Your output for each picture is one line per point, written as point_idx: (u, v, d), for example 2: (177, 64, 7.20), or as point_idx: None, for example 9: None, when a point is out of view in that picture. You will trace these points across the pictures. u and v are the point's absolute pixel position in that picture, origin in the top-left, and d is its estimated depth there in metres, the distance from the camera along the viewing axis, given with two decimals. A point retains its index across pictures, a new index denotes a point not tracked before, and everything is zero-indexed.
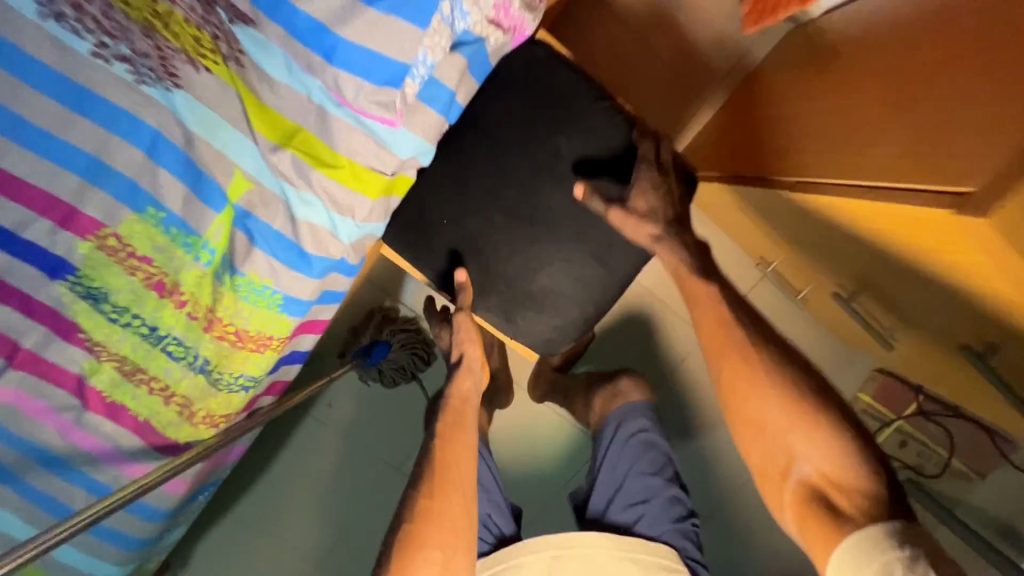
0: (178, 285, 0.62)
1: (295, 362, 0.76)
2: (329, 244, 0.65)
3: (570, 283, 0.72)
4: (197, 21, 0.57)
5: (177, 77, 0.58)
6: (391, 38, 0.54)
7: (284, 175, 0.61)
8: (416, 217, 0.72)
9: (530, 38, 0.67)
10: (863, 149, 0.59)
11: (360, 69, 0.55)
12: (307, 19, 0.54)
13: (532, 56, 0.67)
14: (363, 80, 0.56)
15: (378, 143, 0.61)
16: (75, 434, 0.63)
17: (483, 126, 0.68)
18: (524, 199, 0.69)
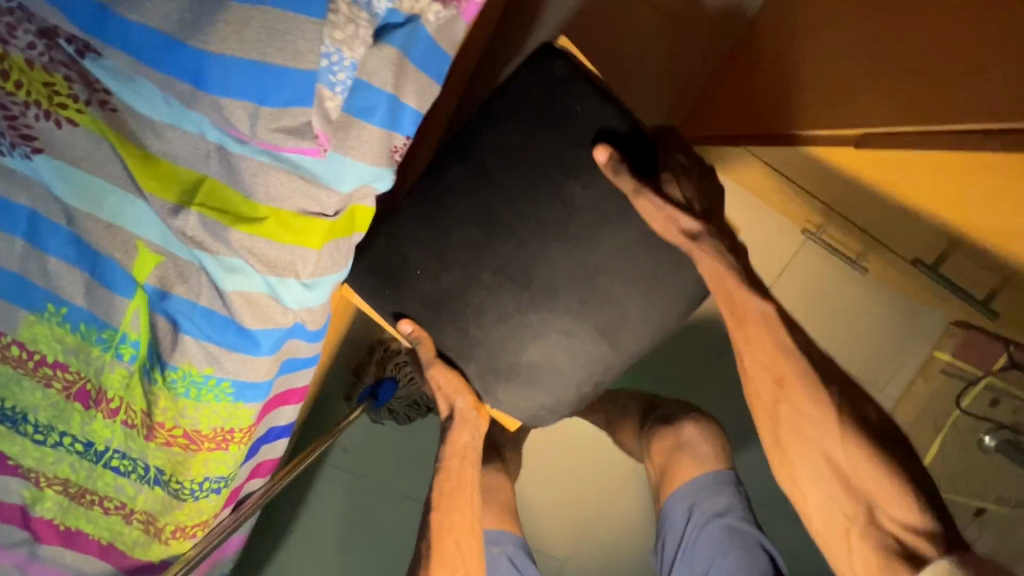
0: (104, 391, 0.52)
1: (279, 438, 0.66)
2: (274, 314, 0.50)
3: (569, 359, 0.57)
4: (41, 62, 0.42)
5: (33, 137, 0.43)
6: (279, 37, 0.38)
7: (194, 241, 0.46)
8: (388, 260, 0.58)
9: (553, 50, 0.54)
10: (914, 82, 0.44)
11: (247, 89, 0.38)
12: (149, 32, 0.36)
13: (548, 74, 0.53)
14: (256, 105, 0.39)
15: (307, 180, 0.46)
16: (34, 568, 0.56)
17: (467, 153, 0.55)
18: (517, 255, 0.55)
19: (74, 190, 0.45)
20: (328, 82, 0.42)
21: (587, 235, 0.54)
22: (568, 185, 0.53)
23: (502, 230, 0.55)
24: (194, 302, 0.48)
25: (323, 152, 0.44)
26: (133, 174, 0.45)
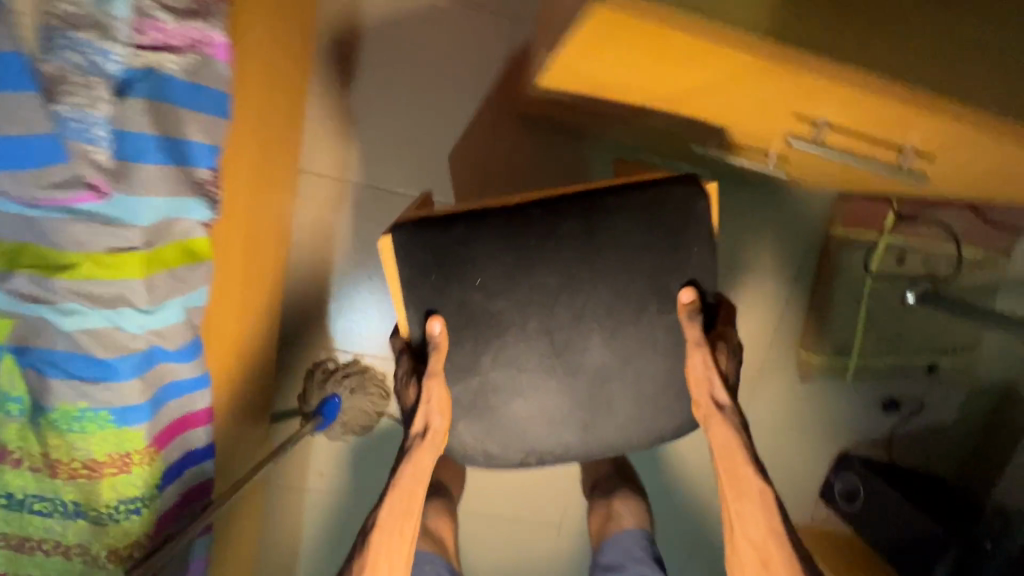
0: (5, 446, 0.61)
1: (203, 462, 0.74)
2: (125, 341, 0.60)
3: (541, 411, 0.81)
4: None
5: None
6: (8, 116, 0.48)
7: (31, 297, 0.56)
8: (448, 287, 0.74)
9: (697, 190, 0.77)
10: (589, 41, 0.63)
11: (11, 161, 0.49)
12: None
13: (663, 232, 0.76)
14: (20, 170, 0.50)
15: (104, 221, 0.55)
16: None
17: (504, 295, 0.75)
18: (563, 328, 0.77)
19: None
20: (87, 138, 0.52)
21: (617, 322, 0.78)
22: (645, 310, 0.78)
23: (566, 296, 0.76)
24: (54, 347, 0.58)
25: (105, 194, 0.54)
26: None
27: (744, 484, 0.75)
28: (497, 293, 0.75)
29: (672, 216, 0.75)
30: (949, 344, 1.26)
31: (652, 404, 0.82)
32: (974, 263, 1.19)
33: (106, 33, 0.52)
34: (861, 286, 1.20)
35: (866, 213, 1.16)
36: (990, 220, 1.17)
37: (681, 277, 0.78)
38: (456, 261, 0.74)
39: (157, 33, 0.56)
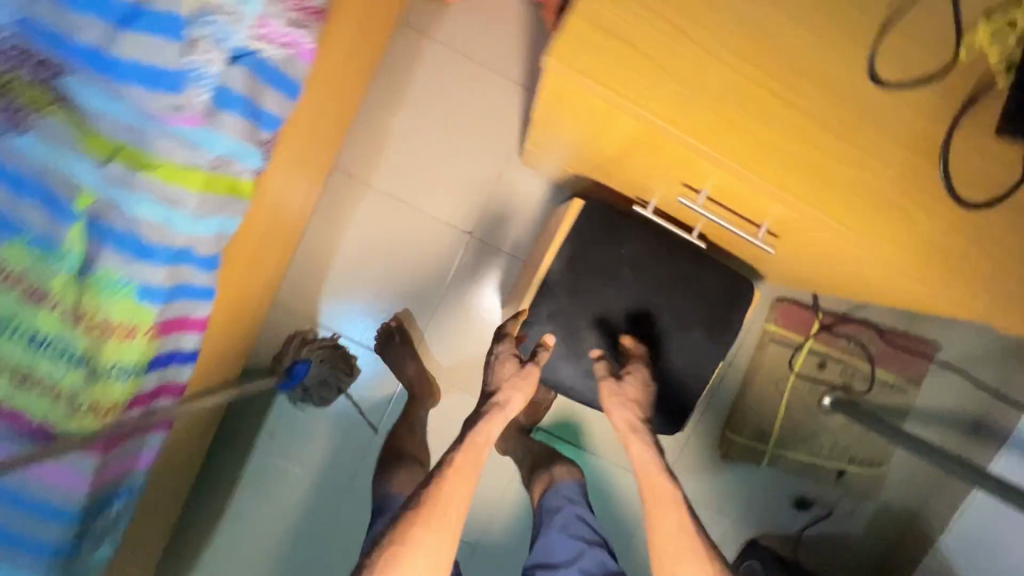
0: (45, 291, 0.72)
1: (182, 362, 0.92)
2: (168, 234, 0.78)
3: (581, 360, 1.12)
4: (34, 80, 0.68)
5: (23, 123, 0.68)
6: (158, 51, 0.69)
7: (117, 180, 0.74)
8: (599, 239, 1.07)
9: (748, 284, 1.10)
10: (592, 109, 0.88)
11: (146, 81, 0.70)
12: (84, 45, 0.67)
13: (736, 285, 1.09)
14: (152, 90, 0.70)
15: (189, 144, 0.75)
16: None
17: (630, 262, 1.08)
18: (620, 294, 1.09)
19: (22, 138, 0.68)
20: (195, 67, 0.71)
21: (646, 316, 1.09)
22: (689, 328, 1.10)
23: (659, 291, 1.09)
24: (111, 223, 0.75)
25: (197, 123, 0.74)
26: (68, 133, 0.71)
27: (659, 490, 1.03)
28: (639, 261, 1.07)
29: (725, 282, 1.09)
30: (859, 454, 1.39)
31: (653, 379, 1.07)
32: (883, 383, 1.36)
33: (240, 21, 0.73)
34: (783, 380, 1.35)
35: (793, 317, 1.33)
36: (899, 347, 1.36)
37: (719, 325, 1.10)
38: (618, 232, 1.07)
39: (271, 32, 0.77)
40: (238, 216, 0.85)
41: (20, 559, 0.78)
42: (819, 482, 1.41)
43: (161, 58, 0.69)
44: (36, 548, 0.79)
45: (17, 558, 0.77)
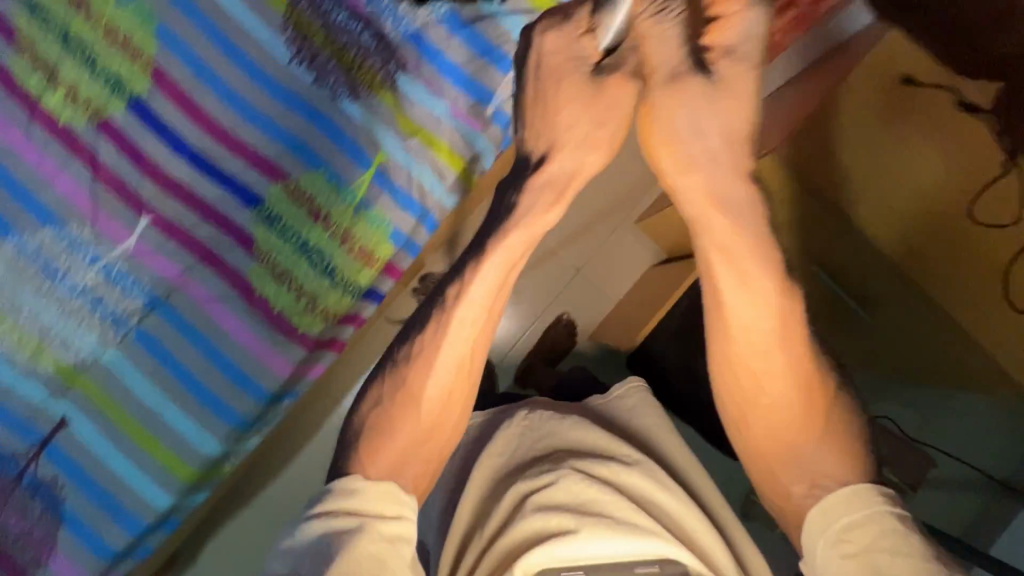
0: (328, 213, 0.98)
1: (374, 301, 1.03)
2: (427, 197, 1.01)
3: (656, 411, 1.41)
4: (377, 71, 0.99)
5: (359, 97, 1.00)
6: (488, 76, 0.99)
7: (411, 151, 1.00)
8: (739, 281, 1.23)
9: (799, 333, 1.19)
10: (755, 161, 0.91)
11: (470, 91, 1.00)
12: (446, 58, 0.99)
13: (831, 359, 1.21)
14: (468, 97, 1.00)
15: (464, 138, 1.01)
16: (215, 309, 0.97)
17: None
18: None
19: (359, 110, 1.00)
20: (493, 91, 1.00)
21: None
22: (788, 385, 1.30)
23: None
24: (391, 177, 1.00)
25: (477, 126, 1.01)
26: (390, 111, 1.00)
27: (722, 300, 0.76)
28: None
29: None
30: None
31: None
32: None
33: None
34: None
35: None
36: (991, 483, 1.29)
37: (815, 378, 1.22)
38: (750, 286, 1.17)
39: None
40: (453, 199, 1.03)
41: (215, 421, 0.97)
42: None
43: (483, 80, 0.99)
44: (228, 417, 0.98)
45: (213, 418, 0.97)
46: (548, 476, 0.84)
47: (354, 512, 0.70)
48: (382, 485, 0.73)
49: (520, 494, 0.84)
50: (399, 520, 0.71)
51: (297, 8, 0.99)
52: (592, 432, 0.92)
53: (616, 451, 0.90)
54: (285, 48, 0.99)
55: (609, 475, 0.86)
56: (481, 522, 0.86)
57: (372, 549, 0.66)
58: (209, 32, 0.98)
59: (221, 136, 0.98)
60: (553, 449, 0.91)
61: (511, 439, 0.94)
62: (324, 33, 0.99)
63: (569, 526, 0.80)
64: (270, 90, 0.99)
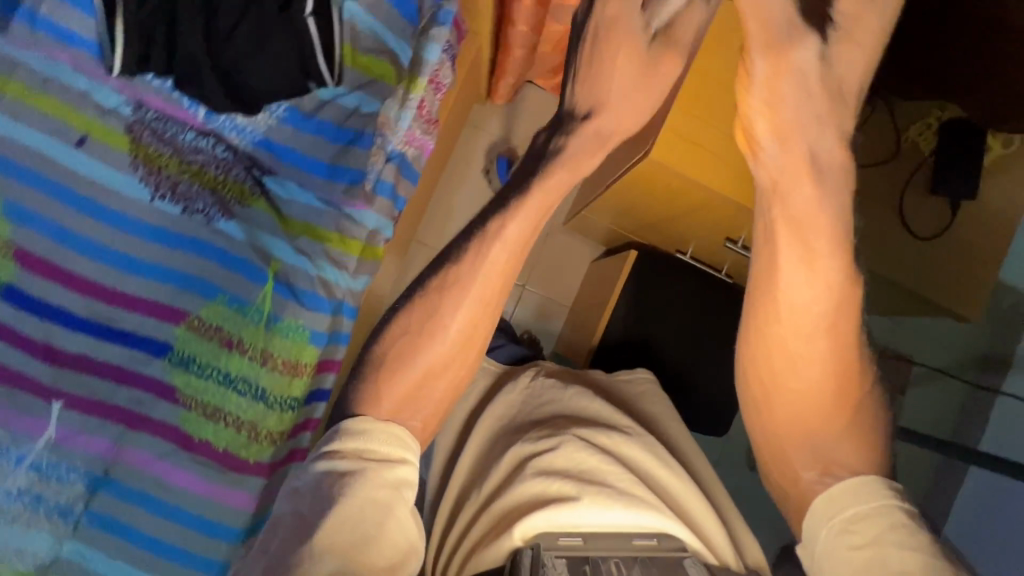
0: (241, 340, 0.96)
1: (320, 401, 0.99)
2: (335, 290, 0.98)
3: None
4: (244, 182, 0.96)
5: (234, 213, 0.97)
6: (355, 157, 0.97)
7: (303, 252, 0.97)
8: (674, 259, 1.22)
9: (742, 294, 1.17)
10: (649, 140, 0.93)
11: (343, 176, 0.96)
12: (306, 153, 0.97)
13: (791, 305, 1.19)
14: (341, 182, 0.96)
15: (354, 220, 0.98)
16: (160, 467, 0.95)
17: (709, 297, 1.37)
18: None
19: (237, 227, 0.96)
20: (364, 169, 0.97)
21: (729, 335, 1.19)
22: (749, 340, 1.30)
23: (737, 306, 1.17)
24: (291, 283, 0.97)
25: (362, 206, 0.97)
26: (269, 217, 0.97)
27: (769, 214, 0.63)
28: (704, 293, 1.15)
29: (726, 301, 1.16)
30: None
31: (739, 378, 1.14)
32: None
33: (396, 135, 0.96)
34: None
35: None
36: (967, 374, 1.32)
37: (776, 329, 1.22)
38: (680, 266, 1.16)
39: (412, 138, 0.98)
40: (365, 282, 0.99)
41: None
42: None
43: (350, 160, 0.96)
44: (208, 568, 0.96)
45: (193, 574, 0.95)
46: (551, 441, 0.80)
47: (354, 455, 0.60)
48: (386, 428, 0.62)
49: (520, 457, 0.81)
50: (404, 464, 0.62)
51: (141, 143, 0.95)
52: (594, 402, 0.89)
53: (621, 424, 0.86)
54: (142, 186, 0.96)
55: (611, 446, 0.82)
56: (481, 478, 0.82)
57: (370, 503, 0.57)
58: (61, 196, 0.94)
59: (107, 295, 0.95)
60: (554, 416, 0.88)
61: (512, 404, 0.91)
62: (176, 160, 0.96)
63: (571, 493, 0.75)
64: (143, 234, 0.96)
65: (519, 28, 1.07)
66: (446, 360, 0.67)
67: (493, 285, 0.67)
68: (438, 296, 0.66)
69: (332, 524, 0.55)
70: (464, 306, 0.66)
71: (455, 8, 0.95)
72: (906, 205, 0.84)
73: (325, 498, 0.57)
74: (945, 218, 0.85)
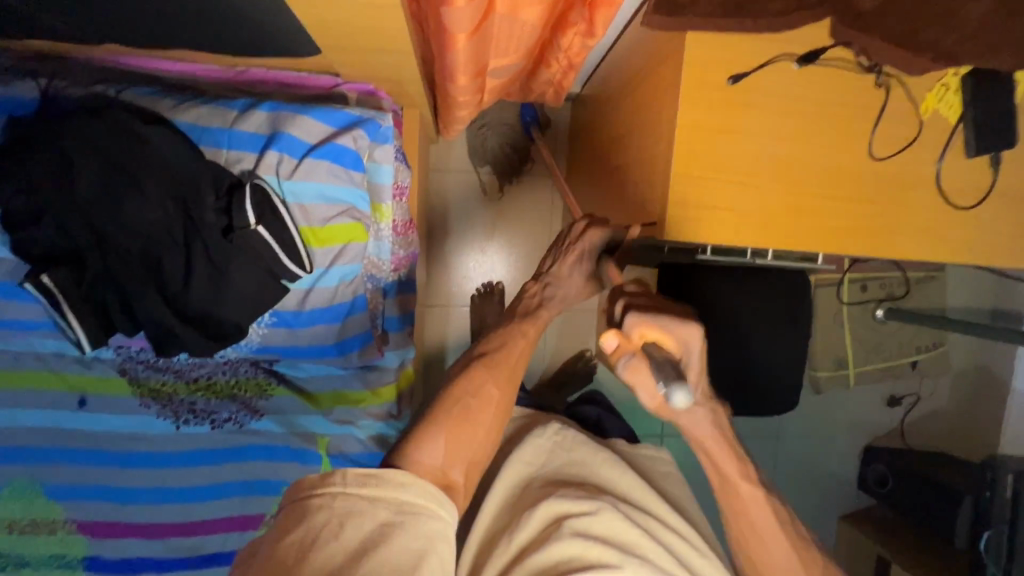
0: None
1: None
2: (387, 439, 0.97)
3: None
4: (256, 374, 0.93)
5: (260, 409, 0.94)
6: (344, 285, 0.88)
7: (343, 420, 0.95)
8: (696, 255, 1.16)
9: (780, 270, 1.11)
10: (633, 179, 0.86)
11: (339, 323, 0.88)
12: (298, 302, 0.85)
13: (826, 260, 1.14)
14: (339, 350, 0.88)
15: (378, 368, 0.95)
16: None
17: None
18: None
19: (270, 420, 0.94)
20: (369, 327, 0.88)
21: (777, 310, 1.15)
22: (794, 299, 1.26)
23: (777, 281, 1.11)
24: (345, 451, 0.94)
25: (382, 354, 0.93)
26: (296, 400, 0.94)
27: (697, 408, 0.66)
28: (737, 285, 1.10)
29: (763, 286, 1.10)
30: (922, 344, 1.62)
31: (801, 353, 1.11)
32: (926, 280, 1.57)
33: (382, 270, 0.93)
34: (839, 314, 1.55)
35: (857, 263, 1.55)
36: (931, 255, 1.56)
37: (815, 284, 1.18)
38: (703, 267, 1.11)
39: (398, 261, 0.96)
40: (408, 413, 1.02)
41: None
42: (899, 379, 1.66)
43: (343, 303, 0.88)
44: None
45: None
46: (588, 504, 0.71)
47: (395, 505, 0.55)
48: (428, 483, 0.57)
49: (554, 514, 0.70)
50: (434, 515, 0.56)
51: (141, 381, 0.91)
52: (626, 476, 0.81)
53: (648, 506, 0.79)
54: (162, 420, 0.92)
55: (641, 521, 0.74)
56: (506, 530, 0.71)
57: (409, 557, 0.51)
58: (88, 459, 0.91)
59: (178, 529, 0.94)
60: (582, 479, 0.79)
61: (541, 451, 0.81)
62: (183, 383, 0.91)
63: (611, 561, 0.66)
64: (184, 463, 0.93)
65: (459, 99, 0.86)
66: (494, 424, 0.72)
67: (522, 350, 0.78)
68: (479, 367, 0.74)
69: (366, 569, 0.48)
70: (501, 372, 0.74)
71: (389, 121, 0.83)
72: (944, 178, 0.75)
73: (356, 545, 0.50)
74: (985, 181, 0.75)
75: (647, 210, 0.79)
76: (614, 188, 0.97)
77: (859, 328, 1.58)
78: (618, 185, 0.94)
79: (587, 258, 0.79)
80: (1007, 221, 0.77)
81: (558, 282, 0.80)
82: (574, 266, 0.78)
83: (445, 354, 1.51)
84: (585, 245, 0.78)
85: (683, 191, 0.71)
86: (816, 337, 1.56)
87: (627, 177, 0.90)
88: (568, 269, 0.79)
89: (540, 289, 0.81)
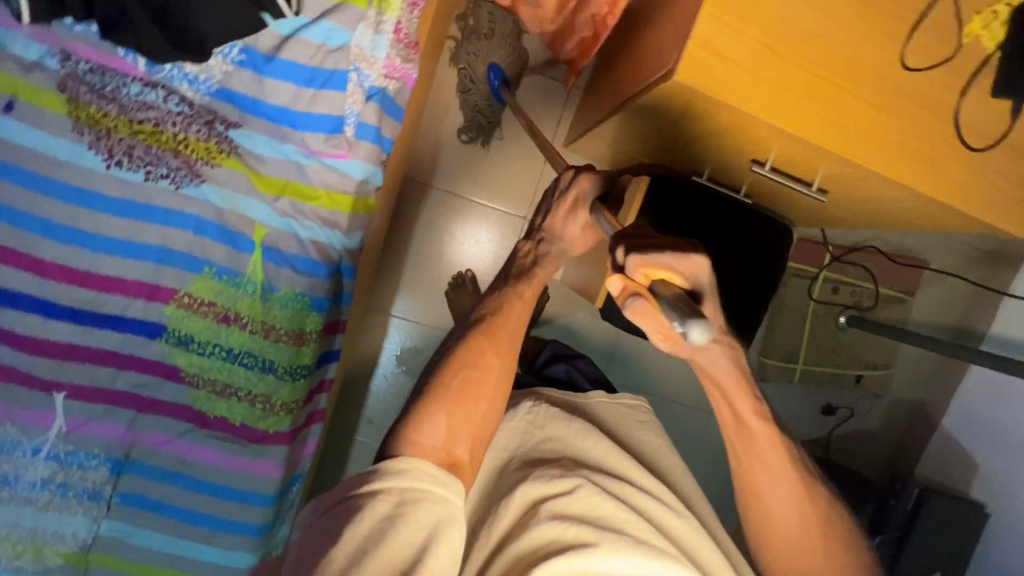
0: (238, 313, 0.91)
1: (332, 362, 1.05)
2: (330, 252, 0.94)
3: None
4: (206, 137, 0.84)
5: (202, 175, 0.86)
6: (304, 55, 0.82)
7: (287, 214, 0.90)
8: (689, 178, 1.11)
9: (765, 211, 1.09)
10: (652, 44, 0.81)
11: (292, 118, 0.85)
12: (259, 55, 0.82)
13: (812, 217, 1.11)
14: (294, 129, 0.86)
15: (340, 172, 0.89)
16: (177, 444, 0.95)
17: None
18: None
19: (209, 189, 0.86)
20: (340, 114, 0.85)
21: None
22: None
23: None
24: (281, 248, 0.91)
25: (345, 156, 0.88)
26: (244, 176, 0.87)
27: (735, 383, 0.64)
28: None
29: None
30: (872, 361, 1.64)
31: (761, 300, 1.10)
32: (895, 299, 1.58)
33: (371, 66, 0.85)
34: (804, 307, 1.56)
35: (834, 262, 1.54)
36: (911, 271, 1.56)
37: None
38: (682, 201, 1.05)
39: (391, 69, 0.87)
40: (360, 231, 0.96)
41: (229, 505, 0.98)
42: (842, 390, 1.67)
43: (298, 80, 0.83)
44: (232, 495, 0.98)
45: (241, 509, 0.99)
46: (559, 480, 0.66)
47: (394, 496, 0.53)
48: (425, 468, 0.56)
49: (530, 501, 0.65)
50: (441, 501, 0.55)
51: (80, 102, 0.80)
52: (600, 445, 0.74)
53: (624, 472, 0.73)
54: (93, 154, 0.82)
55: (627, 498, 0.69)
56: (486, 517, 0.66)
57: (411, 548, 0.51)
58: None
59: (81, 278, 0.85)
60: (559, 455, 0.72)
61: (512, 434, 0.75)
62: (125, 121, 0.82)
63: (590, 539, 0.62)
64: (108, 209, 0.84)
65: None
66: (495, 400, 0.65)
67: (520, 311, 0.70)
68: (477, 336, 0.67)
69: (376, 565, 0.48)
70: (500, 340, 0.67)
71: None
72: (962, 115, 0.72)
73: (357, 545, 0.49)
74: (1000, 129, 0.73)
75: (663, 59, 0.74)
76: (627, 64, 0.91)
77: (819, 326, 1.58)
78: (632, 59, 0.89)
79: (580, 205, 0.74)
80: (1010, 179, 0.75)
81: (552, 238, 0.74)
82: (567, 217, 0.74)
83: (415, 230, 1.43)
84: (576, 191, 0.74)
85: (708, 34, 0.67)
86: (773, 323, 1.57)
87: (644, 46, 0.85)
88: (561, 220, 0.74)
89: (534, 247, 0.75)
